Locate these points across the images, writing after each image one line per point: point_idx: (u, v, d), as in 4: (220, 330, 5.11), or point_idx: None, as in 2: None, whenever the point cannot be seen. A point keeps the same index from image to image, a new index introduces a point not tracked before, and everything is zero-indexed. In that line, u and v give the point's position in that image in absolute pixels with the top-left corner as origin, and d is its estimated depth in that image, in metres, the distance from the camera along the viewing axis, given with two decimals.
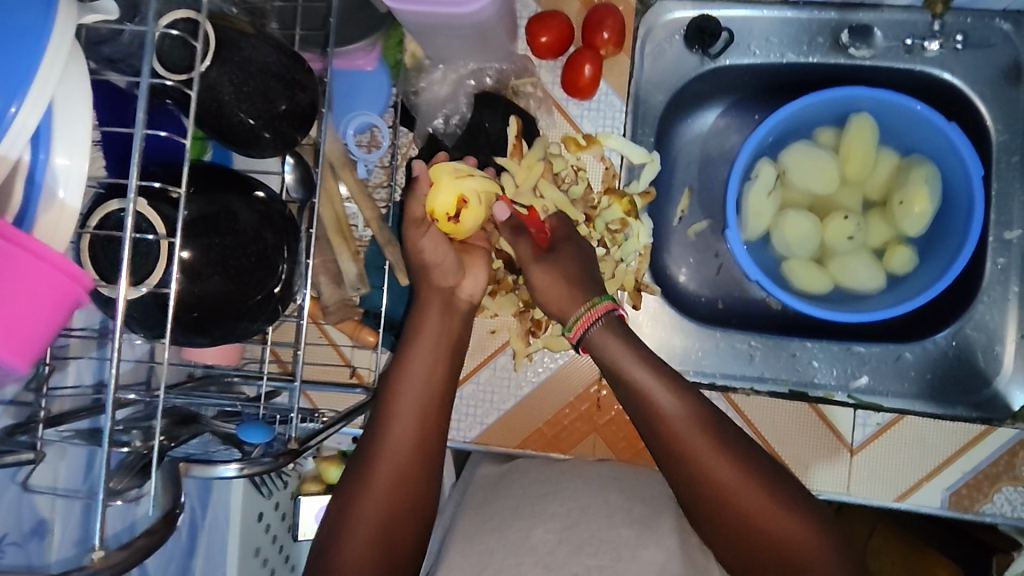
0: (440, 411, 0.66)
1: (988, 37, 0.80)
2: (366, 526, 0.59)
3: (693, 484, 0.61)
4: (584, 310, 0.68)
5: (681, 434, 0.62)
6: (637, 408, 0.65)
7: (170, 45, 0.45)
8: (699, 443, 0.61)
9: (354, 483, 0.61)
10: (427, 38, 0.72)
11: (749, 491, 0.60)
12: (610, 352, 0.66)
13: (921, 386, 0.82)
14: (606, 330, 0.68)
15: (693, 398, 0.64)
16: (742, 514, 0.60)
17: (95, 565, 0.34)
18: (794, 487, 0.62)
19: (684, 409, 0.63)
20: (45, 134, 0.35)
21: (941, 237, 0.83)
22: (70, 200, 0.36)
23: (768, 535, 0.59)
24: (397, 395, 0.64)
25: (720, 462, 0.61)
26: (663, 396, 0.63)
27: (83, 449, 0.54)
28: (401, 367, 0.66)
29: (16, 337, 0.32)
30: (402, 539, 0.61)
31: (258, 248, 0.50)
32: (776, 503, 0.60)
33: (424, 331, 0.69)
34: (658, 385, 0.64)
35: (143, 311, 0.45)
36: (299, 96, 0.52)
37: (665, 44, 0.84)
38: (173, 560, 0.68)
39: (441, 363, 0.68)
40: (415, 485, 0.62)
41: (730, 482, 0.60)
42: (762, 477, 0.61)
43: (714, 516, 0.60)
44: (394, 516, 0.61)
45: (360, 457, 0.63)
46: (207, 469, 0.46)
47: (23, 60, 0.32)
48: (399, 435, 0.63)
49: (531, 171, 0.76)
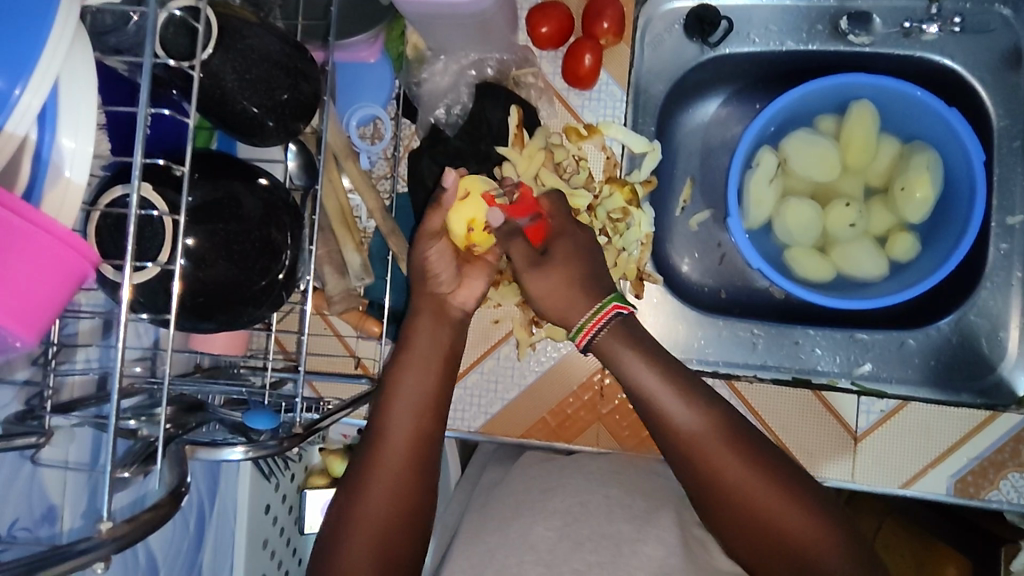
0: (434, 415, 0.67)
1: (988, 22, 0.80)
2: (363, 533, 0.59)
3: (701, 479, 0.61)
4: (590, 317, 0.68)
5: (692, 436, 0.62)
6: (645, 412, 0.65)
7: (174, 32, 0.45)
8: (714, 442, 0.61)
9: (353, 483, 0.62)
10: (428, 29, 0.73)
11: (759, 487, 0.60)
12: (616, 356, 0.67)
13: (925, 372, 0.82)
14: (612, 336, 0.68)
15: (705, 396, 0.64)
16: (751, 509, 0.59)
17: (99, 537, 0.35)
18: (806, 484, 0.62)
19: (685, 404, 0.63)
20: (52, 114, 0.36)
21: (944, 224, 0.83)
22: (76, 177, 0.36)
23: (774, 530, 0.58)
24: (396, 392, 0.66)
25: (725, 457, 0.61)
26: (674, 399, 0.63)
27: (90, 432, 0.55)
28: (395, 372, 0.67)
29: (21, 308, 0.32)
30: (399, 546, 0.60)
31: (262, 234, 0.51)
32: (786, 498, 0.60)
33: (419, 335, 0.71)
34: (670, 390, 0.64)
35: (150, 294, 0.46)
36: (302, 84, 0.53)
37: (664, 34, 0.85)
38: (183, 553, 0.68)
39: (432, 369, 0.69)
40: (411, 490, 0.62)
41: (740, 481, 0.60)
42: (774, 475, 0.61)
43: (720, 508, 0.60)
44: (388, 524, 0.60)
45: (360, 458, 0.63)
46: (213, 452, 0.47)
47: (28, 38, 0.33)
48: (394, 439, 0.64)
49: (532, 161, 0.77)
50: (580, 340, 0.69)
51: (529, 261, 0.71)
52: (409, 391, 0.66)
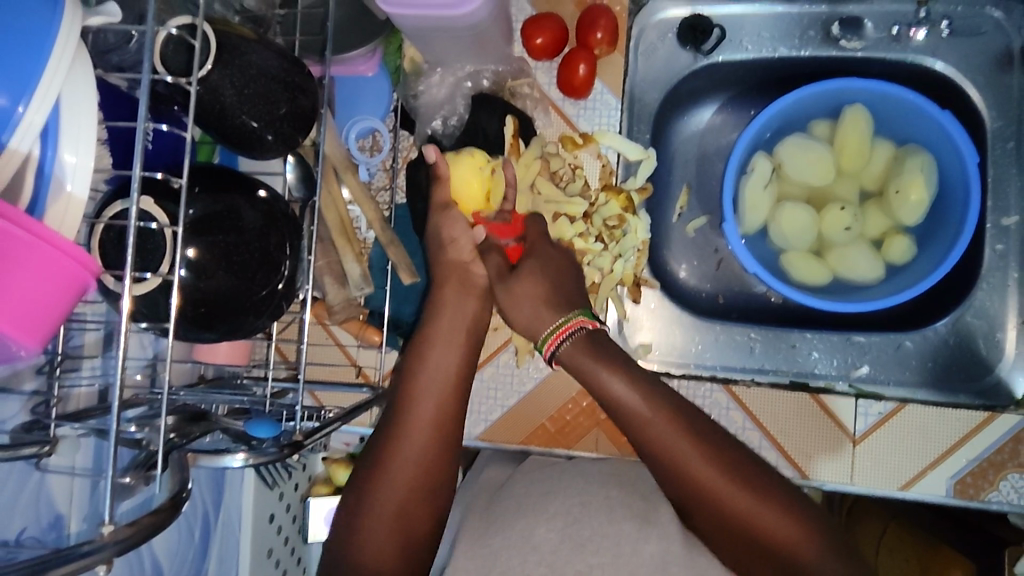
0: (455, 402, 0.67)
1: (979, 25, 0.81)
2: (386, 502, 0.61)
3: (680, 489, 0.61)
4: (551, 332, 0.70)
5: (663, 444, 0.61)
6: (628, 422, 0.64)
7: (173, 49, 0.47)
8: (683, 446, 0.61)
9: (373, 469, 0.62)
10: (425, 42, 0.74)
11: (733, 491, 0.59)
12: (589, 368, 0.67)
13: (923, 374, 0.82)
14: (577, 345, 0.69)
15: (663, 398, 0.65)
16: (728, 516, 0.59)
17: (101, 541, 0.36)
18: (777, 482, 0.61)
19: (659, 413, 0.63)
20: (55, 131, 0.37)
21: (940, 227, 0.84)
22: (77, 192, 0.38)
23: (755, 533, 0.58)
24: (415, 376, 0.67)
25: (697, 464, 0.60)
26: (646, 409, 0.63)
27: (94, 442, 0.55)
28: (416, 359, 0.68)
29: (26, 315, 0.34)
30: (419, 526, 0.61)
31: (262, 245, 0.52)
32: (762, 502, 0.59)
33: (444, 316, 0.72)
34: (638, 397, 0.64)
35: (150, 304, 0.47)
36: (299, 98, 0.54)
37: (658, 43, 0.86)
38: (188, 561, 0.69)
39: (458, 339, 0.71)
40: (433, 480, 0.63)
41: (711, 484, 0.59)
42: (745, 476, 0.60)
43: (703, 514, 0.60)
44: (408, 502, 0.61)
45: (382, 434, 0.65)
46: (215, 459, 0.48)
47: (30, 59, 0.34)
48: (418, 419, 0.64)
49: (529, 169, 0.78)
50: (546, 350, 0.71)
51: (499, 272, 0.73)
52: (430, 377, 0.67)
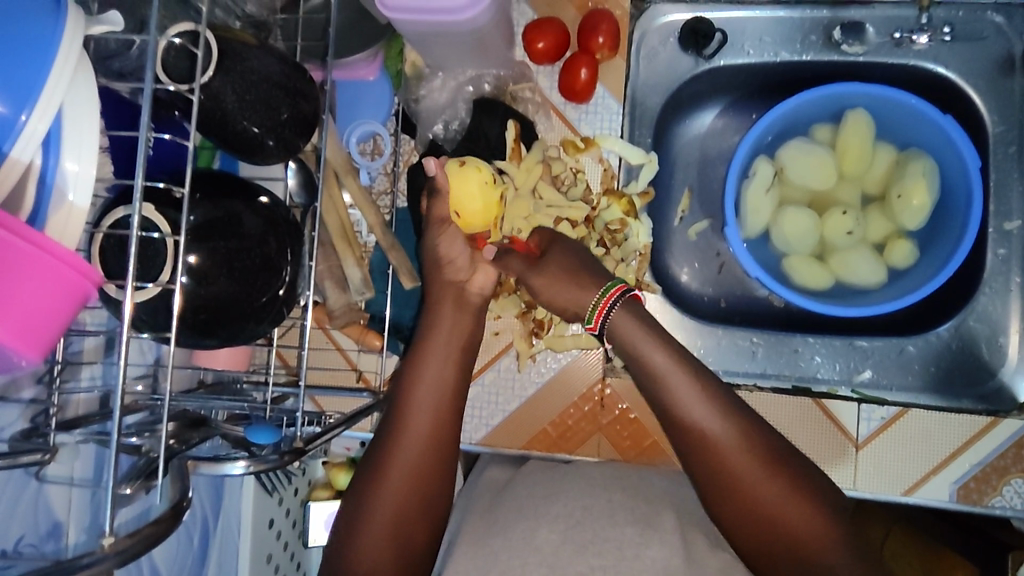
0: (454, 411, 0.67)
1: (981, 29, 0.81)
2: (383, 512, 0.61)
3: (711, 474, 0.61)
4: (601, 295, 0.70)
5: (702, 426, 0.62)
6: (665, 407, 0.65)
7: (175, 55, 0.46)
8: (726, 433, 0.62)
9: (371, 474, 0.63)
10: (426, 46, 0.74)
11: (766, 482, 0.60)
12: (632, 347, 0.67)
13: (926, 378, 0.82)
14: (625, 312, 0.69)
15: (711, 383, 0.65)
16: (758, 507, 0.59)
17: (102, 551, 0.36)
18: (808, 476, 0.62)
19: (703, 396, 0.63)
20: (56, 140, 0.36)
21: (942, 231, 0.84)
22: (79, 202, 0.37)
23: (783, 525, 0.59)
24: (417, 379, 0.67)
25: (736, 451, 0.61)
26: (690, 389, 0.64)
27: (94, 449, 0.55)
28: (415, 365, 0.68)
29: (27, 327, 0.34)
30: (415, 535, 0.62)
31: (262, 251, 0.51)
32: (793, 495, 0.60)
33: (443, 327, 0.71)
34: (685, 379, 0.64)
35: (150, 312, 0.46)
36: (301, 103, 0.54)
37: (659, 47, 0.86)
38: (188, 566, 0.68)
39: (456, 345, 0.71)
40: (428, 480, 0.63)
41: (747, 473, 0.60)
42: (780, 467, 0.61)
43: (733, 504, 0.60)
44: (404, 511, 0.61)
45: (381, 442, 0.64)
46: (214, 467, 0.47)
47: (33, 69, 0.34)
48: (415, 431, 0.64)
49: (531, 173, 0.79)
50: (592, 326, 0.71)
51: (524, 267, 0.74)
52: (429, 381, 0.67)
